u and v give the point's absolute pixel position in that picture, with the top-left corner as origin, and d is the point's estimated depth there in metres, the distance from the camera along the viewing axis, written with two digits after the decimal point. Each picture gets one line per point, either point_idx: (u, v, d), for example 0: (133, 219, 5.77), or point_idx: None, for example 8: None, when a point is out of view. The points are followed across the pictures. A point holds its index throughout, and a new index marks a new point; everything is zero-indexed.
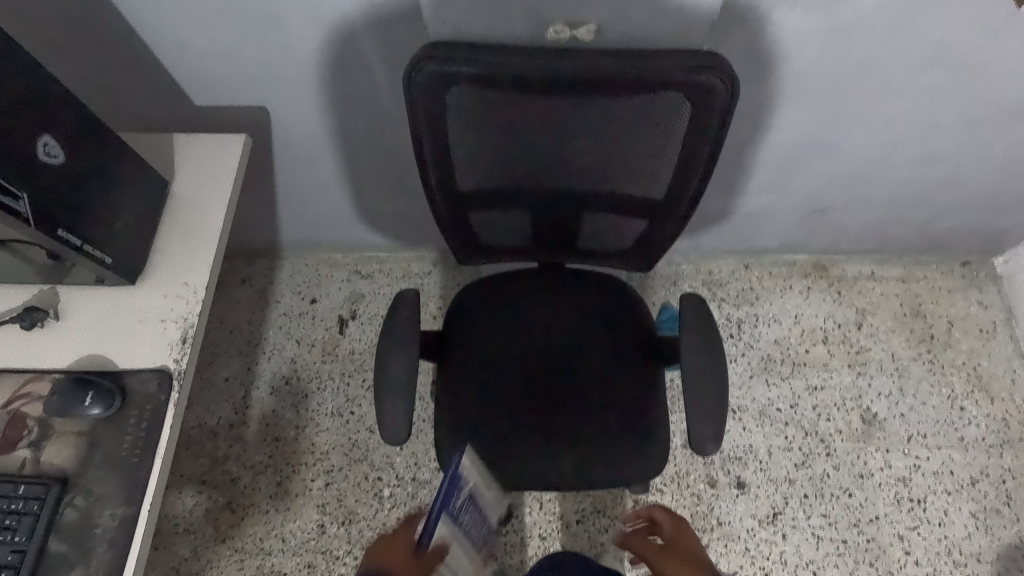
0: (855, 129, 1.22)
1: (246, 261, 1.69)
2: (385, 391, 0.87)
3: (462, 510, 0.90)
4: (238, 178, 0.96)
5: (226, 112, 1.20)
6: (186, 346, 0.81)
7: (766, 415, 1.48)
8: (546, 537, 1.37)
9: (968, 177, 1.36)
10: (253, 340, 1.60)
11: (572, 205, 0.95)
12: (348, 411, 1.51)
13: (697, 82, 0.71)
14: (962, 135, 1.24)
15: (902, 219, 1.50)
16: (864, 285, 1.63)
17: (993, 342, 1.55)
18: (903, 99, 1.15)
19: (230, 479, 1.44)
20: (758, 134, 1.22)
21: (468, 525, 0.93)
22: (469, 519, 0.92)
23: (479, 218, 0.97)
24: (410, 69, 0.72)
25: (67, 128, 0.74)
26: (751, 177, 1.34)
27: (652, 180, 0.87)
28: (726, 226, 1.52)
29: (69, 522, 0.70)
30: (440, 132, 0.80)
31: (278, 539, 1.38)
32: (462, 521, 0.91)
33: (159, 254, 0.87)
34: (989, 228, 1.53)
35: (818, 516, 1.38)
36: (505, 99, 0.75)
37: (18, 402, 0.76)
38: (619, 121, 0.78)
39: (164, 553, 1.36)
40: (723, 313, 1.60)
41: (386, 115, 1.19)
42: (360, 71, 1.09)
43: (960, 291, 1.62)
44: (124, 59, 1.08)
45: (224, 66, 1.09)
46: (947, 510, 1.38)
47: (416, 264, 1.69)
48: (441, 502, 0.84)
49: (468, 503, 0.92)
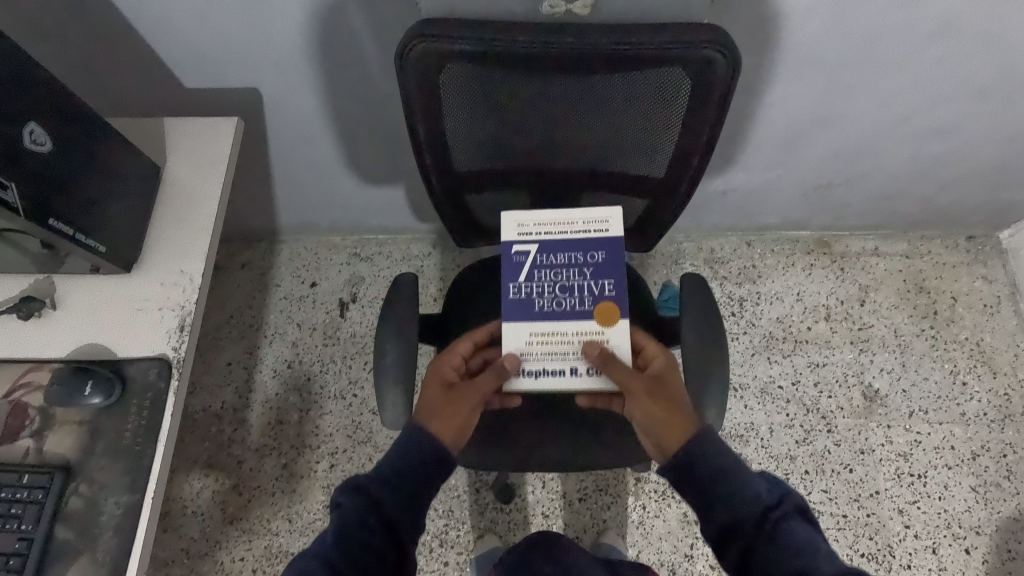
0: (861, 103, 1.19)
1: (245, 245, 1.68)
2: (385, 375, 0.87)
3: (552, 292, 0.92)
4: (231, 162, 0.95)
5: (218, 95, 1.18)
6: (184, 335, 0.81)
7: (768, 393, 1.48)
8: (549, 515, 1.39)
9: (975, 150, 1.33)
10: (254, 324, 1.60)
11: (571, 185, 0.93)
12: (351, 393, 1.52)
13: (698, 57, 0.69)
14: (971, 107, 1.21)
15: (907, 193, 1.48)
16: (867, 261, 1.62)
17: (997, 317, 1.54)
18: (910, 72, 1.12)
19: (236, 462, 1.45)
20: (761, 109, 1.20)
21: (571, 301, 0.91)
22: (559, 301, 0.91)
23: (476, 200, 0.96)
24: (402, 49, 0.70)
25: (54, 114, 0.73)
26: (754, 153, 1.32)
27: (652, 159, 0.85)
28: (728, 203, 1.50)
29: (75, 510, 0.71)
30: (435, 113, 0.78)
31: (285, 520, 1.40)
32: (563, 307, 0.91)
33: (154, 241, 0.87)
34: (995, 201, 1.51)
35: (819, 491, 1.39)
36: (501, 78, 0.74)
37: (19, 392, 0.76)
38: (617, 100, 0.77)
39: (174, 535, 1.38)
40: (724, 291, 1.59)
41: (380, 95, 1.17)
42: (353, 49, 1.06)
43: (964, 266, 1.60)
44: (111, 41, 1.06)
45: (213, 47, 1.07)
46: (948, 484, 1.39)
47: (416, 246, 1.68)
48: (508, 278, 0.93)
49: (568, 287, 0.91)
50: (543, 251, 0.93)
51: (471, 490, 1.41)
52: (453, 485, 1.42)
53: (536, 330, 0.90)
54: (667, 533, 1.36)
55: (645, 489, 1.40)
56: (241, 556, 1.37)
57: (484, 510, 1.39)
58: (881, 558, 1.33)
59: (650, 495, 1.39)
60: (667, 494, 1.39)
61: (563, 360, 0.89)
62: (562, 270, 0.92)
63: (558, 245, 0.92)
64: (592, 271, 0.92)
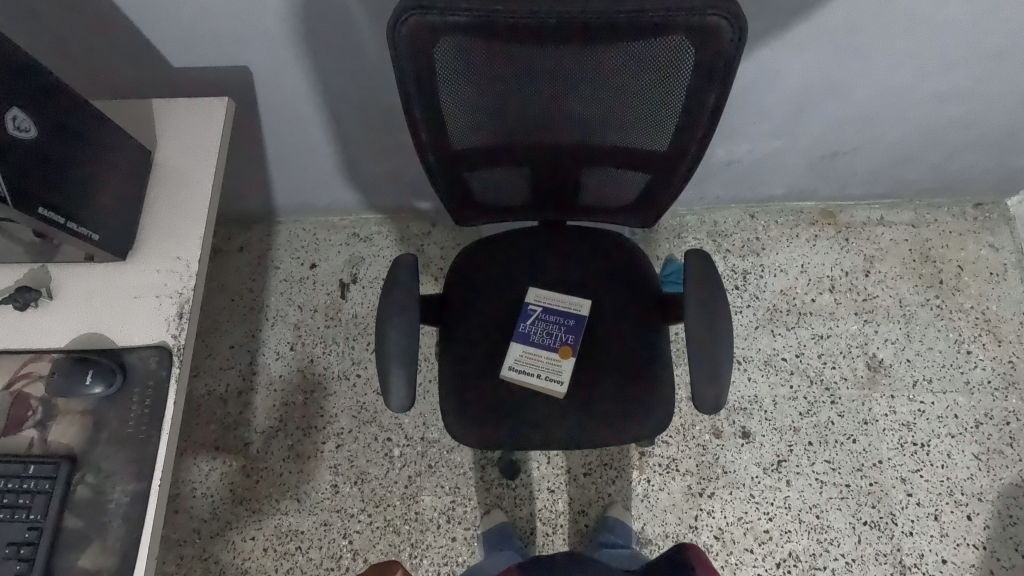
0: (871, 67, 1.15)
1: (243, 226, 1.67)
2: (387, 358, 0.87)
3: (541, 331, 1.04)
4: (224, 145, 0.93)
5: (208, 74, 1.15)
6: (183, 322, 0.80)
7: (772, 365, 1.48)
8: (554, 490, 1.40)
9: (985, 115, 1.30)
10: (255, 306, 1.59)
11: (573, 160, 0.91)
12: (355, 373, 1.52)
13: (701, 25, 0.66)
14: (982, 70, 1.18)
15: (914, 161, 1.45)
16: (873, 231, 1.60)
17: (1003, 285, 1.53)
18: (920, 34, 1.08)
19: (243, 444, 1.46)
20: (767, 75, 1.16)
21: (549, 340, 1.03)
22: (548, 336, 1.04)
23: (475, 177, 0.94)
24: (395, 22, 0.67)
25: (36, 99, 0.71)
26: (759, 122, 1.29)
27: (657, 131, 0.82)
28: (732, 175, 1.48)
29: (82, 499, 0.71)
30: (431, 89, 0.76)
31: (294, 500, 1.41)
32: (543, 341, 1.03)
33: (149, 226, 0.85)
34: (1004, 167, 1.48)
35: (823, 462, 1.40)
36: (497, 50, 0.71)
37: (20, 382, 0.75)
38: (620, 72, 0.74)
39: (184, 516, 1.40)
40: (728, 265, 1.57)
41: (373, 71, 1.14)
42: (344, 23, 1.03)
43: (971, 234, 1.58)
44: (95, 18, 1.02)
45: (201, 25, 1.03)
46: (951, 452, 1.39)
47: (415, 224, 1.66)
48: (515, 319, 1.08)
49: (553, 331, 1.04)
50: (545, 311, 1.07)
51: (477, 467, 1.42)
52: (459, 463, 1.43)
53: (525, 352, 1.04)
54: (671, 505, 1.38)
55: (649, 463, 1.41)
56: (251, 536, 1.39)
57: (490, 487, 1.40)
58: (884, 526, 1.34)
59: (654, 469, 1.41)
60: (671, 468, 1.40)
61: (535, 372, 1.01)
62: (554, 320, 1.05)
63: (555, 311, 1.06)
64: (571, 328, 1.05)
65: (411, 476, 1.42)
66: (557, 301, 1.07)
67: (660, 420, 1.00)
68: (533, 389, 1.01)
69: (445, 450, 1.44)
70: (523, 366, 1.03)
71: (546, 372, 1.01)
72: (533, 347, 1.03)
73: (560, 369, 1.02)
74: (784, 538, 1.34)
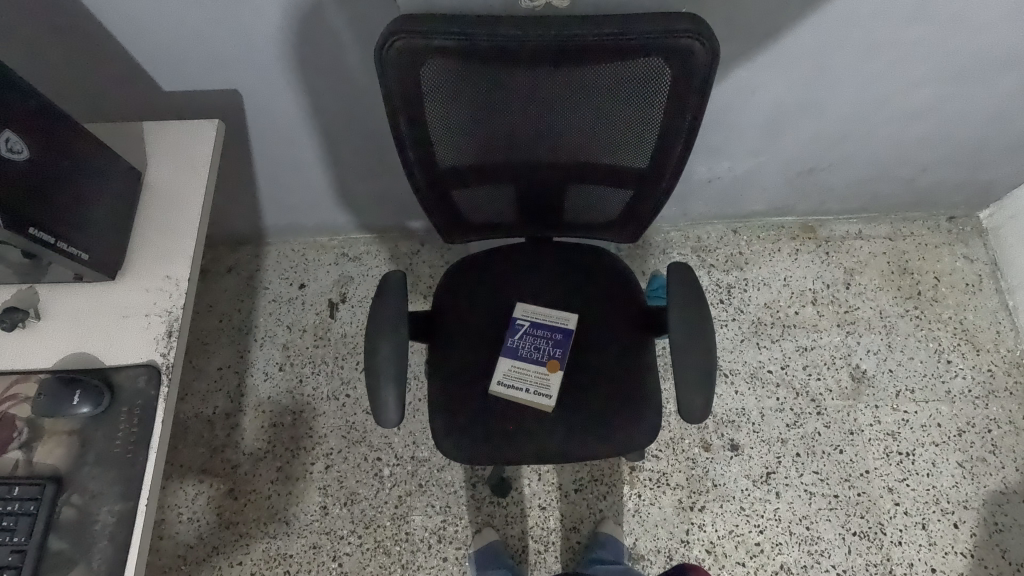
0: (840, 88, 1.20)
1: (231, 247, 1.67)
2: (376, 374, 0.87)
3: (530, 345, 1.06)
4: (214, 165, 0.94)
5: (199, 97, 1.17)
6: (172, 340, 0.80)
7: (758, 377, 1.50)
8: (546, 507, 1.40)
9: (952, 131, 1.35)
10: (243, 328, 1.59)
11: (558, 177, 0.93)
12: (344, 394, 1.51)
13: (676, 46, 0.69)
14: (947, 89, 1.23)
15: (889, 176, 1.50)
16: (852, 245, 1.64)
17: (979, 295, 1.57)
18: (890, 54, 1.13)
19: (231, 467, 1.44)
20: (743, 95, 1.20)
21: (538, 354, 1.05)
22: (536, 350, 1.05)
23: (462, 195, 0.96)
24: (382, 46, 0.69)
25: (31, 122, 0.72)
26: (736, 141, 1.33)
27: (638, 150, 0.85)
28: (713, 191, 1.51)
29: (67, 520, 0.70)
30: (417, 110, 0.78)
31: (283, 523, 1.39)
32: (533, 354, 1.05)
33: (139, 246, 0.86)
34: (974, 181, 1.53)
35: (811, 473, 1.41)
36: (481, 70, 0.73)
37: (6, 404, 0.75)
38: (602, 90, 0.77)
39: (169, 542, 1.38)
40: (712, 280, 1.60)
41: (362, 93, 1.16)
42: (333, 47, 1.06)
43: (946, 246, 1.63)
44: (88, 43, 1.04)
45: (192, 49, 1.06)
46: (936, 460, 1.41)
47: (404, 243, 1.68)
48: (507, 333, 1.09)
49: (541, 346, 1.06)
50: (534, 326, 1.08)
51: (468, 486, 1.42)
52: (450, 482, 1.42)
53: (515, 365, 1.05)
54: (663, 520, 1.38)
55: (640, 478, 1.41)
56: (239, 561, 1.36)
57: (481, 505, 1.40)
58: (873, 536, 1.35)
59: (645, 484, 1.41)
60: (662, 482, 1.41)
61: (524, 384, 1.03)
62: (543, 334, 1.07)
63: (545, 325, 1.08)
64: (559, 342, 1.07)
65: (402, 495, 1.41)
66: (546, 316, 1.09)
67: (650, 431, 1.01)
68: (522, 400, 1.02)
69: (436, 469, 1.43)
70: (512, 381, 1.04)
71: (535, 386, 1.03)
72: (522, 361, 1.05)
73: (549, 383, 1.03)
74: (774, 550, 1.35)
